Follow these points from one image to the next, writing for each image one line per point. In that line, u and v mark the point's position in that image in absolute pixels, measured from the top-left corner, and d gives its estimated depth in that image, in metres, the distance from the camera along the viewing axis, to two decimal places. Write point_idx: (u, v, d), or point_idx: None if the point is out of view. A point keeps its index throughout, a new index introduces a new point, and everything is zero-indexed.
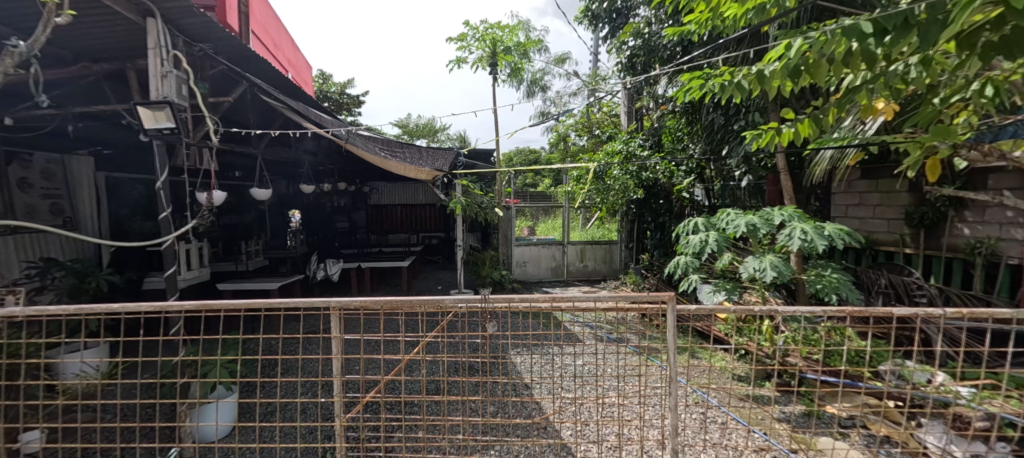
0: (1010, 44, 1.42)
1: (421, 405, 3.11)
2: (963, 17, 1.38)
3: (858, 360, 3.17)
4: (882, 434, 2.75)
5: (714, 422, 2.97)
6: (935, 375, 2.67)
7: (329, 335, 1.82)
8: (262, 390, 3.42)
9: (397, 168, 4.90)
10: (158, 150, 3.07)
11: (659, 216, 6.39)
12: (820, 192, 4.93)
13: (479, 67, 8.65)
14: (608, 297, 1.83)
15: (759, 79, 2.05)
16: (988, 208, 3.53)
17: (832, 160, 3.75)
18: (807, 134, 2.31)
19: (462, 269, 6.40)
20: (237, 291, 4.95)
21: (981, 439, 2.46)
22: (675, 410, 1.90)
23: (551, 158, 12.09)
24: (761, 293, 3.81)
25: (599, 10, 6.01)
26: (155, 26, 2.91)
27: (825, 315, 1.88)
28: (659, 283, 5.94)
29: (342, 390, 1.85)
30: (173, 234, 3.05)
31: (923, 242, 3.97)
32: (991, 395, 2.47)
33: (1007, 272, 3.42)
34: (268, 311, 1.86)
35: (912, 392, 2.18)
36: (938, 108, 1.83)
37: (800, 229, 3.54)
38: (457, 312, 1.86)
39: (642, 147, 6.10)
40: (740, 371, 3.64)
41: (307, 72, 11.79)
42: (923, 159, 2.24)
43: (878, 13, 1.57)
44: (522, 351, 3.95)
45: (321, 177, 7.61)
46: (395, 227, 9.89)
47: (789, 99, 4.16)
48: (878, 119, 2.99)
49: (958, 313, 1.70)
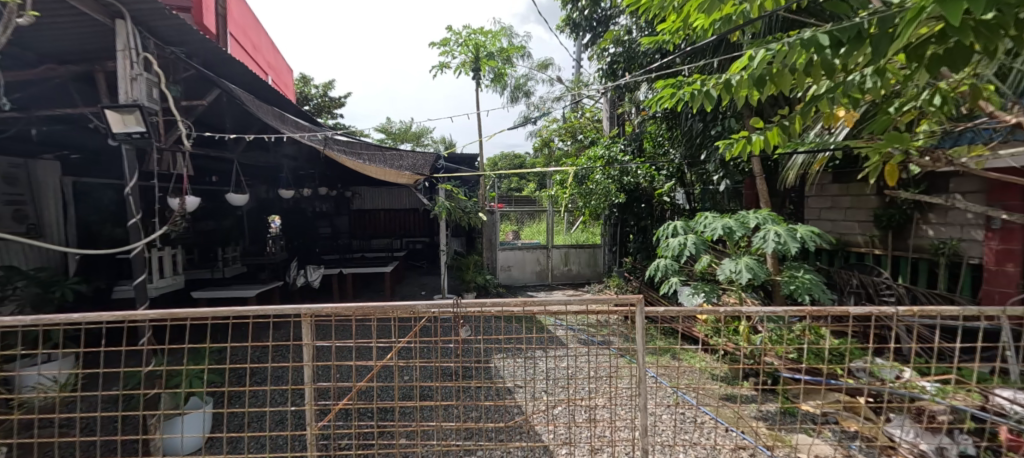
0: (952, 57, 1.38)
1: (404, 412, 3.12)
2: (907, 33, 1.35)
3: (830, 356, 3.28)
4: (852, 429, 2.87)
5: (693, 422, 3.07)
6: (902, 371, 2.80)
7: (299, 343, 1.76)
8: (236, 400, 3.34)
9: (376, 172, 4.84)
10: (127, 155, 2.98)
11: (641, 220, 6.53)
12: (794, 196, 5.13)
13: (463, 72, 8.69)
14: (580, 300, 1.81)
15: (728, 88, 2.11)
16: (950, 211, 3.70)
17: (805, 164, 3.89)
18: (777, 141, 2.37)
19: (447, 274, 6.32)
20: (214, 299, 4.85)
21: (943, 432, 2.59)
22: (645, 410, 1.92)
23: (535, 162, 12.24)
24: (738, 294, 3.91)
25: (580, 17, 6.16)
26: (125, 28, 2.84)
27: (787, 314, 1.95)
28: (642, 286, 6.07)
29: (314, 397, 1.79)
30: (143, 240, 2.95)
31: (891, 243, 4.15)
32: (953, 389, 2.63)
33: (969, 271, 3.60)
34: (235, 318, 1.79)
35: (880, 390, 2.26)
36: (892, 115, 1.87)
37: (774, 232, 3.64)
38: (431, 318, 1.84)
39: (623, 152, 6.27)
40: (719, 371, 3.72)
41: (288, 76, 11.61)
42: (882, 164, 2.32)
43: (833, 26, 1.60)
44: (505, 356, 3.99)
45: (302, 182, 7.50)
46: (378, 231, 9.85)
47: (763, 106, 4.31)
48: (843, 126, 3.12)
49: (909, 311, 1.79)
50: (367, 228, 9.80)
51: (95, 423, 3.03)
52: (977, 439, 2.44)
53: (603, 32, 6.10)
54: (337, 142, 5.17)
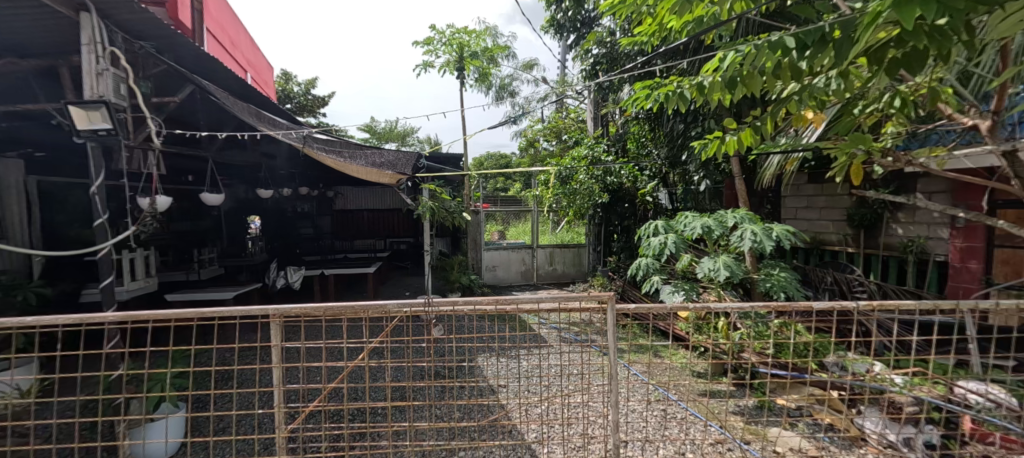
0: (909, 60, 1.40)
1: (385, 414, 3.10)
2: (866, 36, 1.39)
3: (804, 351, 3.37)
4: (825, 422, 2.95)
5: (674, 418, 3.11)
6: (873, 365, 2.89)
7: (267, 344, 1.73)
8: (210, 405, 3.26)
9: (358, 171, 4.78)
10: (92, 152, 2.88)
11: (625, 220, 6.61)
12: (772, 196, 5.26)
13: (447, 72, 8.66)
14: (551, 297, 1.81)
15: (701, 90, 2.15)
16: (918, 210, 3.84)
17: (779, 165, 3.99)
18: (749, 142, 2.43)
19: (432, 275, 6.27)
20: (189, 302, 4.71)
21: (911, 422, 2.69)
22: (616, 406, 1.94)
23: (520, 162, 12.26)
24: (717, 292, 3.99)
25: (564, 19, 6.20)
26: (90, 21, 2.76)
27: (753, 310, 2.00)
28: (625, 285, 6.14)
29: (284, 399, 1.76)
30: (110, 241, 2.85)
31: (863, 241, 4.29)
32: (920, 381, 2.73)
33: (935, 268, 3.74)
34: (202, 319, 1.75)
35: (850, 383, 2.33)
36: (856, 117, 1.93)
37: (750, 231, 3.72)
38: (403, 317, 1.83)
39: (607, 152, 6.34)
40: (699, 368, 3.78)
41: (268, 74, 11.39)
42: (849, 164, 2.40)
43: (798, 30, 1.65)
44: (489, 355, 3.98)
45: (283, 181, 7.36)
46: (362, 232, 9.73)
47: (740, 107, 4.41)
48: (816, 127, 3.21)
49: (868, 305, 1.85)
50: (350, 229, 9.67)
51: (63, 431, 2.91)
52: (941, 429, 2.54)
53: (586, 33, 6.16)
54: (317, 141, 5.08)
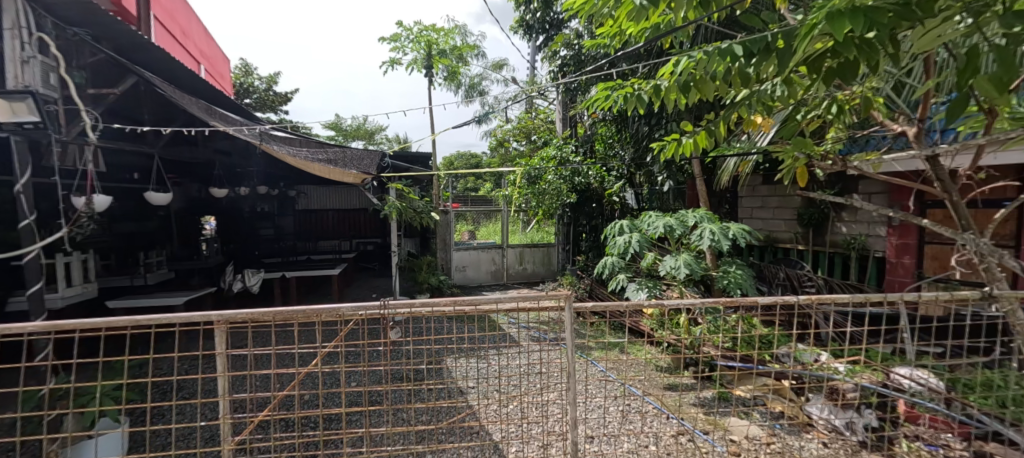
0: (843, 69, 1.49)
1: (346, 420, 3.03)
2: (803, 46, 1.48)
3: (757, 344, 3.55)
4: (776, 410, 3.11)
5: (637, 412, 3.20)
6: (819, 355, 3.08)
7: (211, 352, 1.64)
8: (155, 419, 3.06)
9: (320, 171, 4.62)
10: (17, 147, 2.64)
11: (593, 220, 6.72)
12: (730, 196, 5.50)
13: (415, 69, 8.54)
14: (511, 298, 1.80)
15: (657, 93, 2.21)
16: (859, 210, 4.12)
17: (735, 167, 4.17)
18: (704, 145, 2.51)
19: (399, 276, 6.04)
20: (132, 309, 4.42)
21: (852, 407, 2.89)
22: (575, 403, 1.97)
23: (490, 162, 12.25)
24: (678, 289, 4.13)
25: (532, 20, 6.24)
26: (14, 4, 2.55)
27: (703, 306, 2.05)
28: (593, 283, 6.24)
29: (230, 409, 1.68)
30: (36, 244, 2.63)
31: (812, 239, 4.56)
32: (861, 369, 2.92)
33: (875, 263, 4.03)
34: (135, 327, 1.62)
35: (798, 373, 2.45)
36: (798, 122, 2.04)
37: (709, 230, 3.87)
38: (361, 320, 1.78)
39: (574, 153, 6.46)
40: (662, 362, 3.90)
41: (224, 67, 10.82)
42: (794, 168, 2.54)
43: (745, 38, 1.72)
44: (458, 356, 3.96)
45: (239, 180, 7.02)
46: (326, 232, 9.44)
47: (699, 111, 4.59)
48: (766, 132, 3.39)
49: (808, 299, 1.94)
50: (313, 230, 9.36)
51: None
52: (879, 413, 2.74)
53: (554, 35, 6.24)
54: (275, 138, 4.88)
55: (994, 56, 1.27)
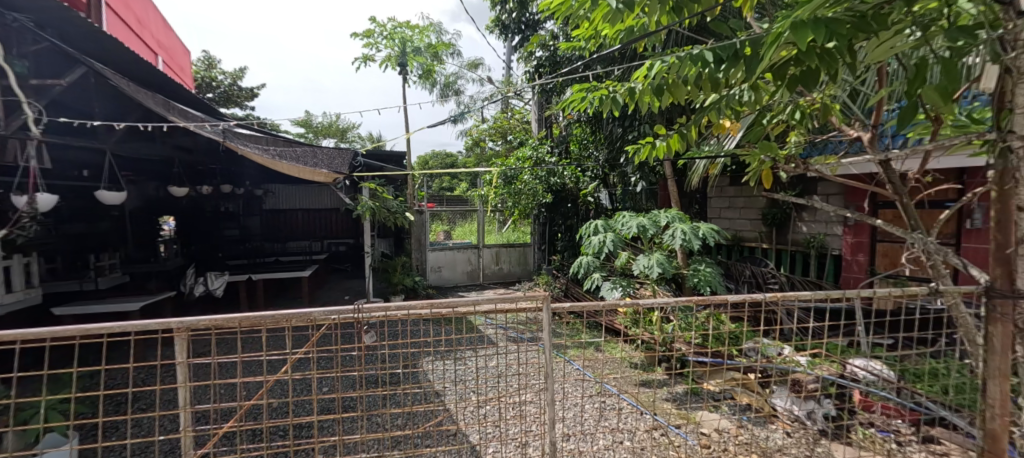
0: (806, 77, 1.55)
1: (318, 427, 2.96)
2: (770, 54, 1.53)
3: (725, 340, 3.68)
4: (743, 403, 3.23)
5: (612, 409, 3.25)
6: (782, 349, 3.22)
7: (171, 362, 1.55)
8: (108, 434, 2.89)
9: (290, 170, 4.47)
10: None
11: (568, 219, 6.79)
12: (699, 197, 5.68)
13: (389, 66, 8.38)
14: (488, 299, 1.79)
15: (631, 96, 2.24)
16: (818, 211, 4.34)
17: (704, 169, 4.30)
18: (676, 148, 2.57)
19: (374, 276, 5.95)
20: (82, 317, 4.15)
21: (813, 398, 3.04)
22: (553, 404, 1.98)
23: (466, 162, 12.17)
24: (651, 287, 4.22)
25: (509, 20, 6.23)
26: None
27: (676, 304, 2.07)
28: (568, 283, 6.31)
29: (192, 422, 1.59)
30: None
31: (775, 238, 4.76)
32: (821, 361, 3.07)
33: (832, 261, 4.24)
34: (86, 337, 1.52)
35: (765, 367, 2.54)
36: (764, 127, 2.12)
37: (680, 229, 3.97)
38: (334, 325, 1.73)
39: (550, 154, 6.51)
40: (636, 359, 3.98)
41: (184, 60, 10.31)
42: (759, 170, 2.64)
43: (715, 45, 1.77)
44: (434, 358, 3.91)
45: (201, 179, 6.71)
46: (296, 233, 9.15)
47: (670, 114, 4.70)
48: (732, 135, 3.51)
49: (774, 296, 2.00)
50: (282, 230, 9.06)
51: None
52: (837, 404, 2.89)
53: (530, 36, 6.26)
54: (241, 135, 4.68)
55: (940, 67, 1.36)
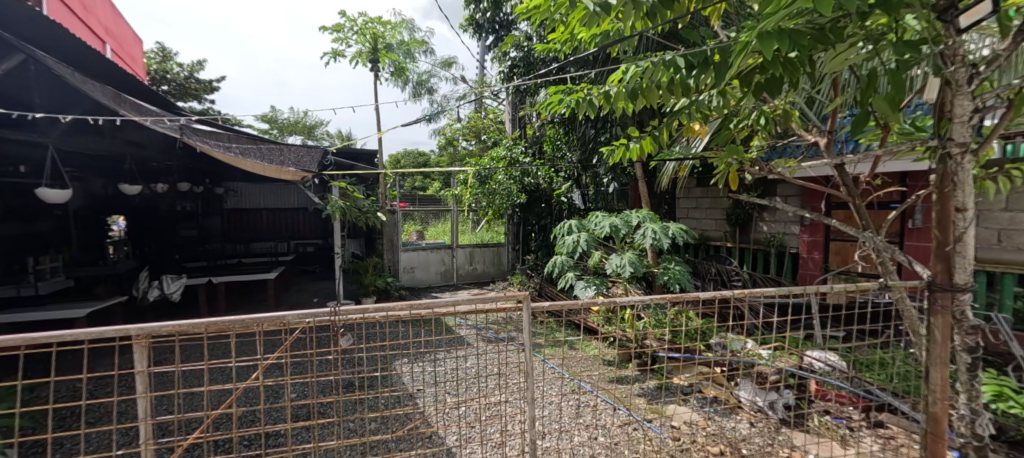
0: (769, 84, 1.63)
1: (289, 435, 2.89)
2: (738, 61, 1.59)
3: (693, 335, 3.82)
4: (711, 396, 3.37)
5: (586, 406, 3.32)
6: (746, 344, 3.37)
7: (130, 371, 1.47)
8: (53, 450, 2.71)
9: (255, 168, 4.30)
10: None
11: (542, 219, 6.84)
12: (668, 198, 5.85)
13: (359, 63, 8.19)
14: (466, 300, 1.78)
15: (606, 99, 2.28)
16: (777, 211, 4.56)
17: (673, 170, 4.43)
18: (648, 150, 2.64)
19: (342, 277, 5.67)
20: (21, 325, 3.85)
21: (774, 389, 3.20)
22: (532, 402, 1.99)
23: (439, 161, 12.07)
24: (623, 285, 4.32)
25: (482, 19, 6.22)
26: None
27: (651, 302, 2.12)
28: (543, 282, 6.37)
29: (153, 434, 1.52)
30: None
31: (739, 237, 4.96)
32: (782, 354, 3.23)
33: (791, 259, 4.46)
34: (33, 347, 1.42)
35: (731, 361, 2.65)
36: (731, 131, 2.21)
37: (651, 229, 4.09)
38: (307, 328, 1.69)
39: (523, 154, 6.56)
40: (609, 357, 4.06)
41: (136, 50, 9.71)
42: (726, 173, 2.75)
43: (687, 51, 1.83)
44: (408, 360, 3.87)
45: (157, 176, 6.35)
46: (261, 234, 8.82)
47: (641, 117, 4.83)
48: (699, 138, 3.65)
49: (740, 293, 2.09)
50: (247, 231, 8.71)
51: None
52: (797, 394, 3.04)
53: (504, 36, 6.28)
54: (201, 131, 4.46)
55: (889, 78, 1.44)
